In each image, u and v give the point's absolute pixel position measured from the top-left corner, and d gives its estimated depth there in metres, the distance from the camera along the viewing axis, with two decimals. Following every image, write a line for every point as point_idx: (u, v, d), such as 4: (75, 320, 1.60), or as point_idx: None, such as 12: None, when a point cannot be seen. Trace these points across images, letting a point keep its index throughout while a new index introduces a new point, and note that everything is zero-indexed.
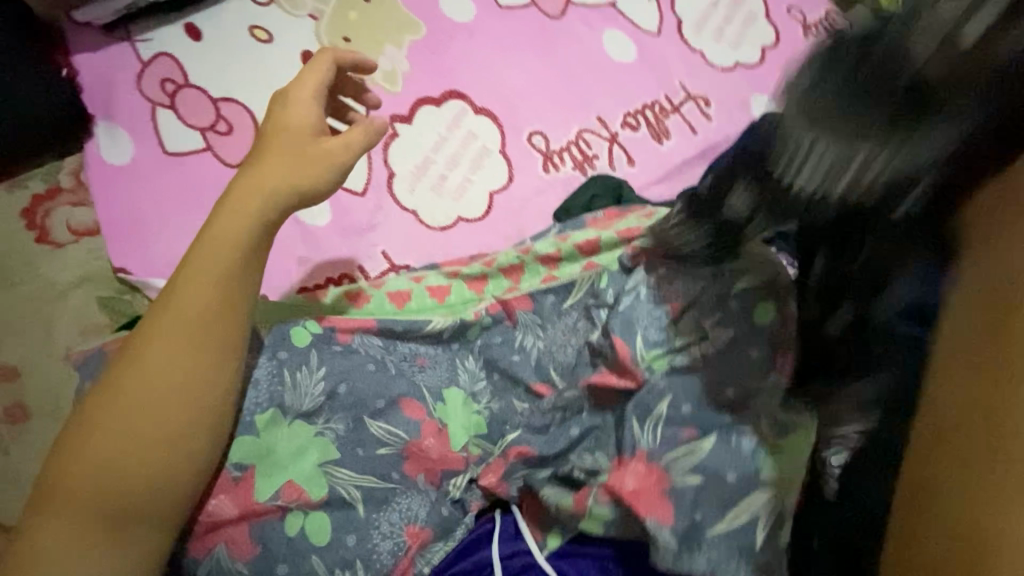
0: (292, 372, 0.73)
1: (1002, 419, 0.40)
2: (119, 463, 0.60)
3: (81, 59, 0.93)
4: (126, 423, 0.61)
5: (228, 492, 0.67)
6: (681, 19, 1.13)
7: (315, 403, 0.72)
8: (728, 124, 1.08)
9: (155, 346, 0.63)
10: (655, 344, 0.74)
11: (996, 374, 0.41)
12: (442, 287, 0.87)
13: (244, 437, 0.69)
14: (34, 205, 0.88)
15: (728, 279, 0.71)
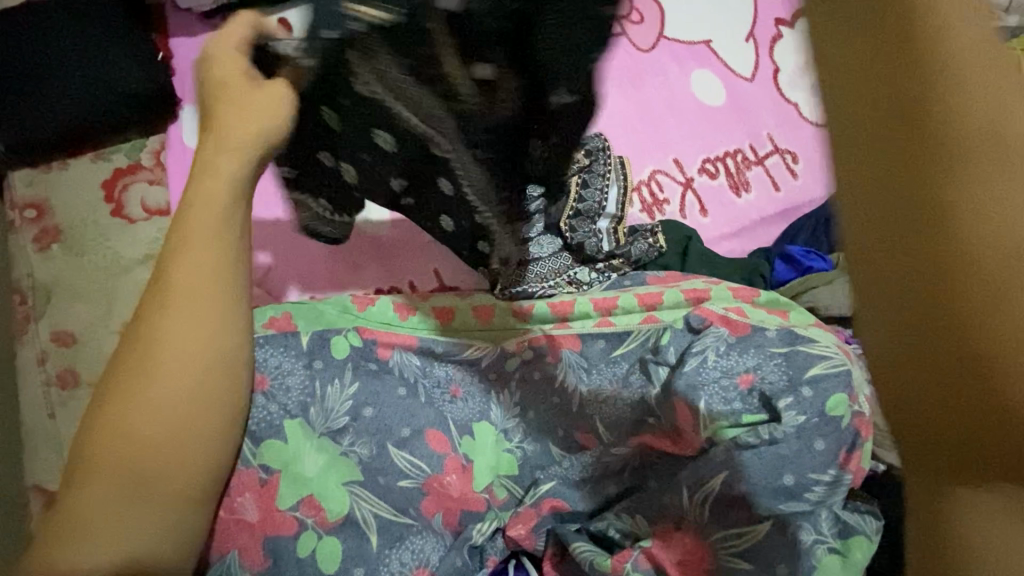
0: (323, 386, 0.71)
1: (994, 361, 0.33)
2: (141, 432, 0.55)
3: (178, 42, 0.96)
4: (153, 382, 0.56)
5: (254, 492, 0.65)
6: (779, 67, 1.07)
7: (341, 422, 0.70)
8: (815, 185, 1.01)
9: (161, 314, 0.58)
10: (720, 418, 0.66)
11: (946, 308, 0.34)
12: (487, 308, 0.81)
13: (271, 441, 0.67)
14: (114, 178, 0.91)
15: (798, 362, 0.68)
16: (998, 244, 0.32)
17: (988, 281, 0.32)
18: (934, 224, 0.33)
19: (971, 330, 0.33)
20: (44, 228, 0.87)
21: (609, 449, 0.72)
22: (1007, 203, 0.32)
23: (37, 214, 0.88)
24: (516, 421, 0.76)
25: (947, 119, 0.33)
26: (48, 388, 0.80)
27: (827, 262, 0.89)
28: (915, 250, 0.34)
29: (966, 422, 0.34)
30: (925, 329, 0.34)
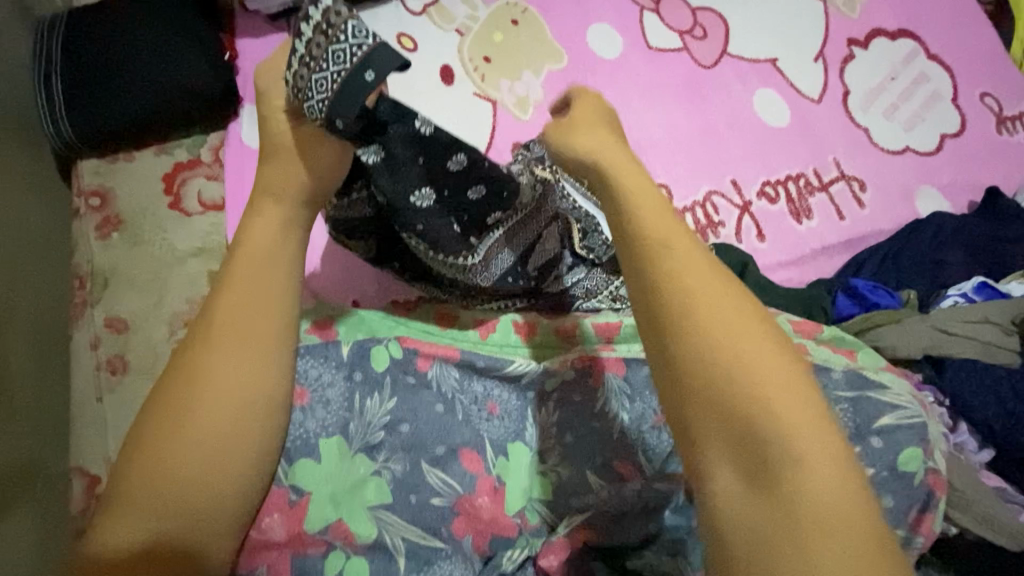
0: (362, 398, 0.69)
1: (711, 389, 0.49)
2: (180, 466, 0.53)
3: (244, 43, 0.99)
4: (214, 403, 0.56)
5: (282, 512, 0.63)
6: (849, 89, 1.02)
7: (378, 437, 0.68)
8: (884, 216, 0.96)
9: (207, 347, 0.58)
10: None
11: (679, 367, 0.51)
12: (529, 325, 0.82)
13: (302, 460, 0.65)
14: (174, 172, 0.93)
15: (869, 411, 0.65)
16: (714, 352, 0.50)
17: (696, 354, 0.50)
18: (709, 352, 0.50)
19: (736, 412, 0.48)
20: (106, 217, 0.90)
21: (652, 485, 0.69)
22: (725, 329, 0.51)
23: (101, 202, 0.90)
24: (552, 443, 0.74)
25: (649, 235, 0.55)
26: (97, 372, 0.82)
27: (895, 300, 0.82)
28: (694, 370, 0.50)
29: (731, 437, 0.48)
30: (676, 386, 0.51)
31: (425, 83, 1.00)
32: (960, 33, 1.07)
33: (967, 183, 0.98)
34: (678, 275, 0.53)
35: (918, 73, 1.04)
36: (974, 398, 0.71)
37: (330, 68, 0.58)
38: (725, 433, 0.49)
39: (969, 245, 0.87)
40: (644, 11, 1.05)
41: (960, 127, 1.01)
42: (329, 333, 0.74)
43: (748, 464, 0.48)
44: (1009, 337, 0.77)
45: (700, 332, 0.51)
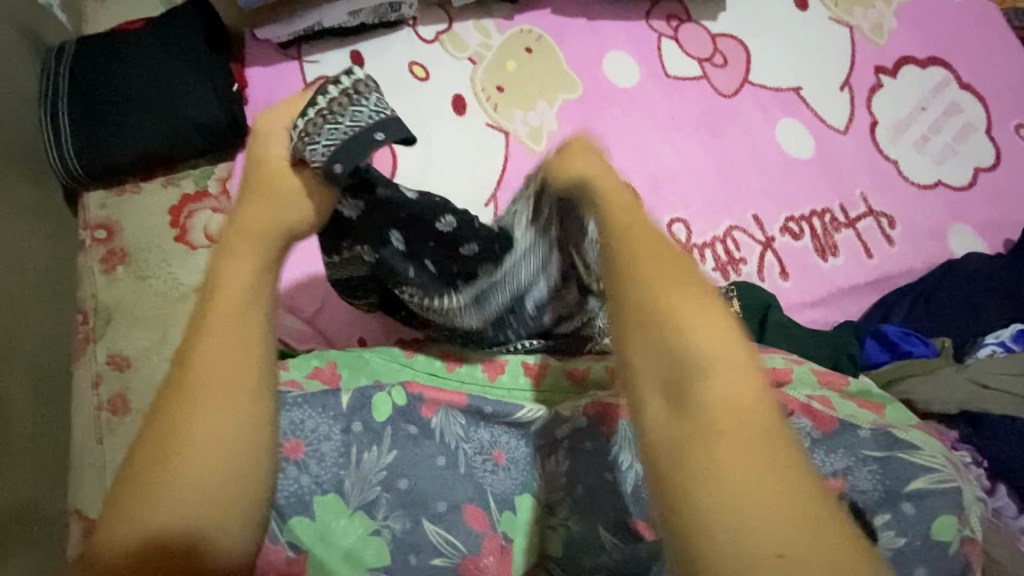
0: (360, 451, 0.67)
1: (663, 325, 0.47)
2: (161, 519, 0.47)
3: (255, 72, 0.98)
4: (196, 446, 0.49)
5: (278, 572, 0.61)
6: (876, 119, 0.98)
7: (375, 494, 0.65)
8: (915, 254, 0.91)
9: (175, 407, 0.49)
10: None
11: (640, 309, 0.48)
12: (539, 366, 0.79)
13: (298, 518, 0.63)
14: (181, 204, 0.92)
15: (903, 475, 0.61)
16: (658, 299, 0.49)
17: (630, 288, 0.50)
18: (661, 323, 0.48)
19: (672, 384, 0.46)
20: (112, 250, 0.89)
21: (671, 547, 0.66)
22: (677, 285, 0.49)
23: (107, 235, 0.89)
24: (561, 495, 0.71)
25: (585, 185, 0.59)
26: (98, 412, 0.81)
27: (930, 349, 0.78)
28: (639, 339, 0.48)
29: (654, 373, 0.46)
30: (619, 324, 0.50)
31: (437, 114, 0.98)
32: (994, 61, 1.03)
33: (1003, 219, 0.93)
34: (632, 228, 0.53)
35: (950, 103, 0.99)
36: (1016, 460, 0.68)
37: (361, 114, 0.59)
38: (641, 371, 0.47)
39: (1005, 290, 0.83)
40: (662, 38, 1.02)
41: (995, 160, 0.96)
42: (331, 378, 0.71)
43: (672, 403, 0.45)
44: None
45: (655, 306, 0.48)
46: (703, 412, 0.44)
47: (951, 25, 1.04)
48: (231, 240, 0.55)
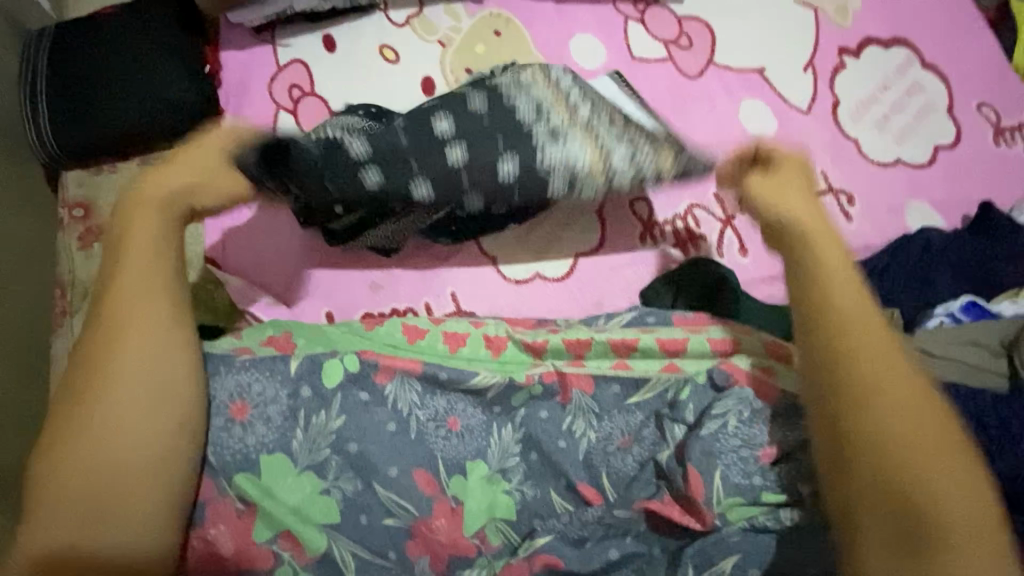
0: (309, 415, 0.70)
1: (843, 359, 0.64)
2: (117, 436, 0.60)
3: (227, 55, 1.00)
4: (136, 380, 0.61)
5: (229, 523, 0.66)
6: (838, 99, 0.99)
7: (323, 456, 0.68)
8: (873, 231, 0.93)
9: (103, 366, 0.62)
10: (733, 495, 0.67)
11: (839, 356, 0.64)
12: (500, 339, 0.81)
13: (244, 474, 0.67)
14: None
15: None
16: (843, 348, 0.64)
17: (847, 333, 0.65)
18: (849, 363, 0.63)
19: (891, 428, 0.60)
20: (89, 228, 0.92)
21: (611, 511, 0.69)
22: (845, 310, 0.66)
23: (85, 213, 0.93)
24: (515, 461, 0.74)
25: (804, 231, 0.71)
26: None
27: None
28: (830, 381, 0.64)
29: (829, 408, 0.63)
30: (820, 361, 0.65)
31: (406, 96, 1.01)
32: (959, 41, 1.04)
33: (961, 197, 0.95)
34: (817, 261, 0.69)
35: (912, 82, 1.00)
36: None
37: None
38: (859, 406, 0.62)
39: (957, 263, 0.84)
40: (628, 21, 1.03)
41: (955, 138, 0.98)
42: (286, 345, 0.75)
43: (875, 441, 0.60)
44: (997, 360, 0.73)
45: (853, 345, 0.64)
46: (918, 455, 0.59)
47: (917, 6, 1.05)
48: (130, 211, 0.67)
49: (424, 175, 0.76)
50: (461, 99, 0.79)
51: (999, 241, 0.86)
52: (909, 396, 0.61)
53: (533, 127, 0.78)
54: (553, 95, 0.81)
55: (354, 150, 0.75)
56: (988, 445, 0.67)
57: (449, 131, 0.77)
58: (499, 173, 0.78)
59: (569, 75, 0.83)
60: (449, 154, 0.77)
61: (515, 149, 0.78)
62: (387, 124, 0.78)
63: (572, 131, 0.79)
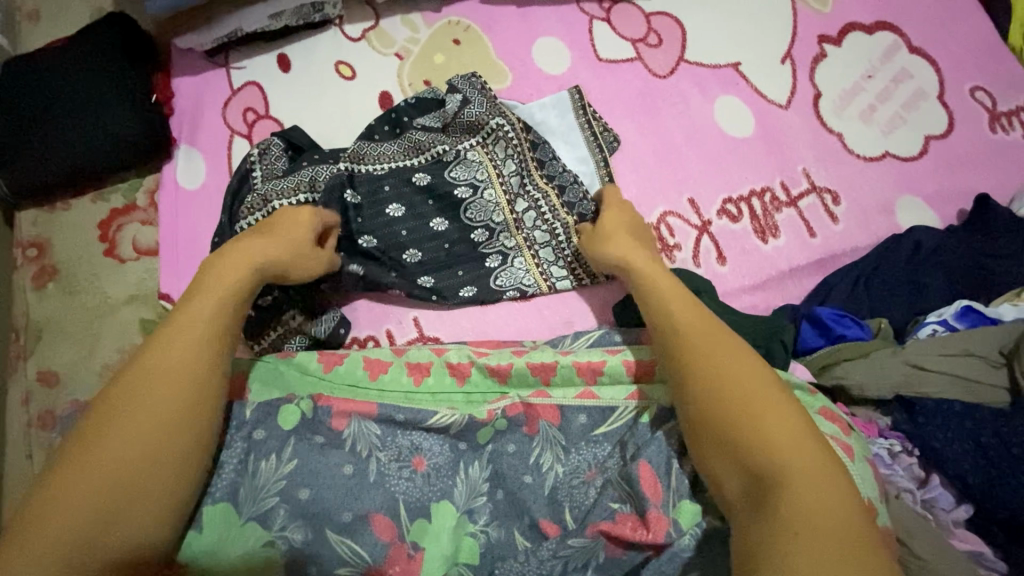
0: (257, 461, 0.66)
1: (690, 357, 0.62)
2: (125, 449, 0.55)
3: (180, 82, 0.97)
4: (157, 394, 0.58)
5: None
6: (820, 91, 0.93)
7: (269, 505, 0.64)
8: (860, 231, 0.87)
9: (145, 367, 0.59)
10: (684, 497, 0.65)
11: (682, 356, 0.63)
12: (463, 366, 0.77)
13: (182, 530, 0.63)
14: (110, 218, 0.92)
15: None
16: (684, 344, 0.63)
17: (686, 327, 0.65)
18: (697, 361, 0.62)
19: (740, 416, 0.57)
20: (42, 267, 0.89)
21: (566, 541, 0.65)
22: (682, 310, 0.66)
23: (38, 252, 0.90)
24: (482, 500, 0.70)
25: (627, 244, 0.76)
26: (29, 428, 0.83)
27: (865, 331, 0.74)
28: (679, 382, 0.62)
29: (697, 408, 0.60)
30: (670, 362, 0.64)
31: (363, 113, 0.97)
32: (948, 22, 0.97)
33: (954, 190, 0.88)
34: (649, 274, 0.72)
35: (898, 68, 0.94)
36: (948, 448, 0.63)
37: None
38: (713, 400, 0.59)
39: (950, 265, 0.78)
40: (593, 20, 0.98)
41: (946, 127, 0.91)
42: (239, 390, 0.72)
43: (728, 435, 0.57)
44: (995, 371, 0.67)
45: (696, 341, 0.63)
46: (790, 471, 0.53)
47: None
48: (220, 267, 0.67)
49: (414, 241, 0.84)
50: (443, 164, 0.86)
51: (996, 237, 0.79)
52: (759, 387, 0.59)
53: (487, 188, 0.85)
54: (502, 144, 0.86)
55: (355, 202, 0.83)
56: (987, 469, 0.61)
57: (419, 194, 0.85)
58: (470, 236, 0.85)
59: (514, 126, 0.86)
60: (431, 223, 0.85)
61: (445, 206, 0.85)
62: (366, 186, 0.84)
63: (529, 183, 0.86)
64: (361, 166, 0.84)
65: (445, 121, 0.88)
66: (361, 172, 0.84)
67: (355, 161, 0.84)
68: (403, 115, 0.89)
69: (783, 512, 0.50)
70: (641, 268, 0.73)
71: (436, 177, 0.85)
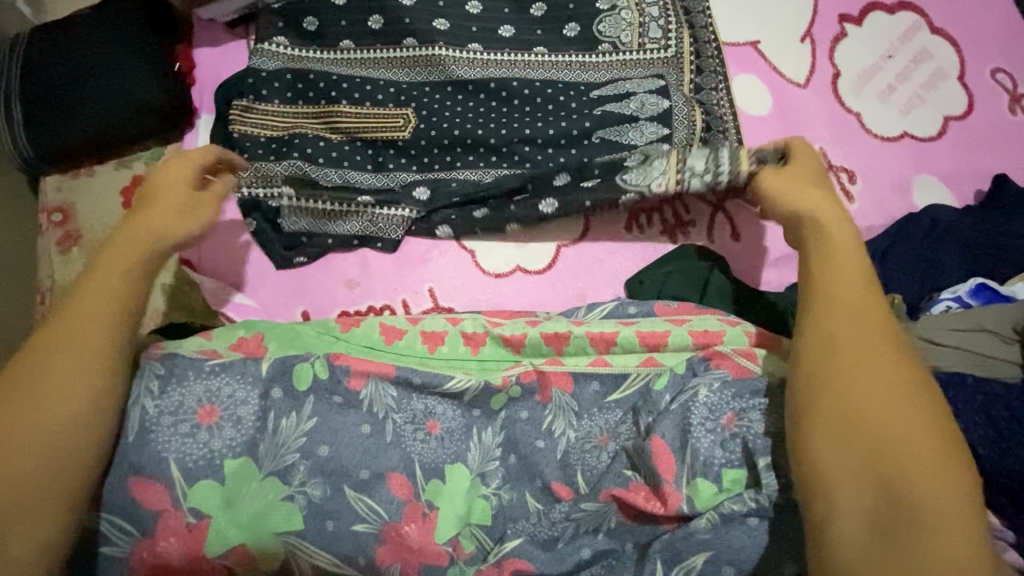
0: (278, 418, 0.68)
1: (836, 313, 0.60)
2: None
3: (202, 53, 0.96)
4: None
5: (179, 536, 0.63)
6: (839, 70, 0.92)
7: (290, 460, 0.67)
8: (875, 210, 0.87)
9: None
10: (701, 478, 0.65)
11: (832, 307, 0.61)
12: (478, 336, 0.79)
13: (205, 481, 0.65)
14: (132, 185, 0.92)
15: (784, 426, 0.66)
16: (839, 291, 0.61)
17: (852, 276, 0.62)
18: (838, 311, 0.60)
19: (873, 393, 0.56)
20: (66, 232, 0.90)
21: (579, 505, 0.67)
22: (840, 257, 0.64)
23: (62, 218, 0.91)
24: (496, 465, 0.71)
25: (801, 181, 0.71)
26: None
27: None
28: (822, 307, 0.61)
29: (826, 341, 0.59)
30: (820, 303, 0.61)
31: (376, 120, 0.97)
32: (969, 4, 0.96)
33: (971, 171, 0.89)
34: (823, 209, 0.68)
35: (919, 49, 0.93)
36: (957, 420, 0.63)
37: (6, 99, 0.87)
38: (844, 352, 0.58)
39: (963, 244, 0.79)
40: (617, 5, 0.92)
41: (966, 107, 0.92)
42: (255, 349, 0.73)
43: (840, 376, 0.57)
44: (1009, 347, 0.67)
45: (877, 366, 0.57)
46: (911, 466, 0.52)
47: None
48: None
49: (476, 41, 0.90)
50: (536, 45, 0.91)
51: (1012, 218, 0.80)
52: (916, 413, 0.54)
53: (677, 89, 0.88)
54: (622, 121, 0.87)
55: (463, 134, 0.87)
56: (998, 440, 0.61)
57: (548, 150, 0.87)
58: (600, 113, 0.88)
59: (643, 93, 0.88)
60: (467, 11, 0.91)
61: (581, 105, 0.88)
62: (500, 51, 0.90)
63: (624, 123, 0.87)
64: (523, 52, 0.90)
65: (595, 120, 0.87)
66: (515, 77, 0.89)
67: (459, 61, 0.89)
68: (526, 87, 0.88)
69: (895, 487, 0.52)
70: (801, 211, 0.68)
71: (582, 88, 0.89)
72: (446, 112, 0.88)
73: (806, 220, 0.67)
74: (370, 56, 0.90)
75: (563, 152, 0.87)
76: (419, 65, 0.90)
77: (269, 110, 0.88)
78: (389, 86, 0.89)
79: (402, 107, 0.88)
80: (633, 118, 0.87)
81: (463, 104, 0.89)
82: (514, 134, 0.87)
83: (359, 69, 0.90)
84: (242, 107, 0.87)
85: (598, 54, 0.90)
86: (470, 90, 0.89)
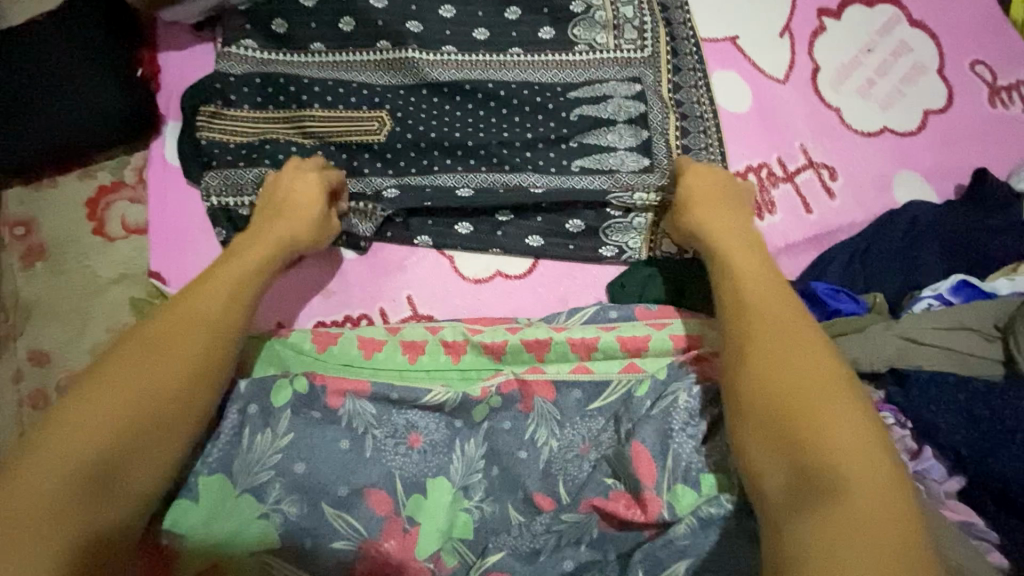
0: (252, 434, 0.66)
1: (743, 311, 0.63)
2: None
3: (167, 57, 0.93)
4: None
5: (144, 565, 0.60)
6: (819, 65, 0.91)
7: (264, 476, 0.65)
8: (857, 207, 0.86)
9: None
10: (685, 483, 0.64)
11: (740, 307, 0.64)
12: (458, 344, 0.77)
13: (182, 499, 0.64)
14: (98, 196, 0.89)
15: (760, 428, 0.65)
16: (741, 290, 0.65)
17: (759, 276, 0.66)
18: (745, 307, 0.64)
19: (781, 375, 0.57)
20: (30, 246, 0.87)
21: (559, 517, 0.66)
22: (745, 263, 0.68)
23: (25, 231, 0.87)
24: (478, 476, 0.70)
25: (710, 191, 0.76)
26: (20, 406, 0.82)
27: (860, 305, 0.74)
28: (730, 306, 0.65)
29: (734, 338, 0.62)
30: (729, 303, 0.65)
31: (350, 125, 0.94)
32: None
33: (952, 165, 0.89)
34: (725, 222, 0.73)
35: (898, 43, 0.93)
36: (939, 419, 0.63)
37: None
38: (754, 344, 0.60)
39: (945, 239, 0.79)
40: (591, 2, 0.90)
41: (945, 101, 0.91)
42: None
43: (751, 364, 0.59)
44: (990, 345, 0.67)
45: (786, 350, 0.59)
46: (824, 438, 0.52)
47: None
48: None
49: (450, 42, 0.88)
50: (509, 44, 0.88)
51: (991, 213, 0.80)
52: (829, 388, 0.55)
53: (654, 92, 0.86)
54: (597, 125, 0.86)
55: (441, 138, 0.85)
56: (980, 440, 0.61)
57: (526, 152, 0.85)
58: (575, 116, 0.86)
59: (620, 95, 0.86)
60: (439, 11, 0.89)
61: (557, 106, 0.86)
62: (474, 54, 0.88)
63: (599, 127, 0.86)
64: (498, 54, 0.88)
65: (570, 122, 0.86)
66: (492, 79, 0.87)
67: (431, 64, 0.87)
68: (501, 89, 0.86)
69: (808, 460, 0.51)
70: (706, 222, 0.73)
71: (559, 89, 0.87)
72: (422, 115, 0.86)
73: (714, 231, 0.72)
74: (343, 59, 0.88)
75: (541, 156, 0.85)
76: (392, 67, 0.88)
77: (240, 115, 0.85)
78: (365, 90, 0.86)
79: (376, 110, 0.86)
80: (606, 124, 0.86)
81: (440, 107, 0.87)
82: (490, 138, 0.85)
83: (332, 73, 0.87)
84: (210, 113, 0.85)
85: (574, 53, 0.88)
86: (446, 94, 0.87)
